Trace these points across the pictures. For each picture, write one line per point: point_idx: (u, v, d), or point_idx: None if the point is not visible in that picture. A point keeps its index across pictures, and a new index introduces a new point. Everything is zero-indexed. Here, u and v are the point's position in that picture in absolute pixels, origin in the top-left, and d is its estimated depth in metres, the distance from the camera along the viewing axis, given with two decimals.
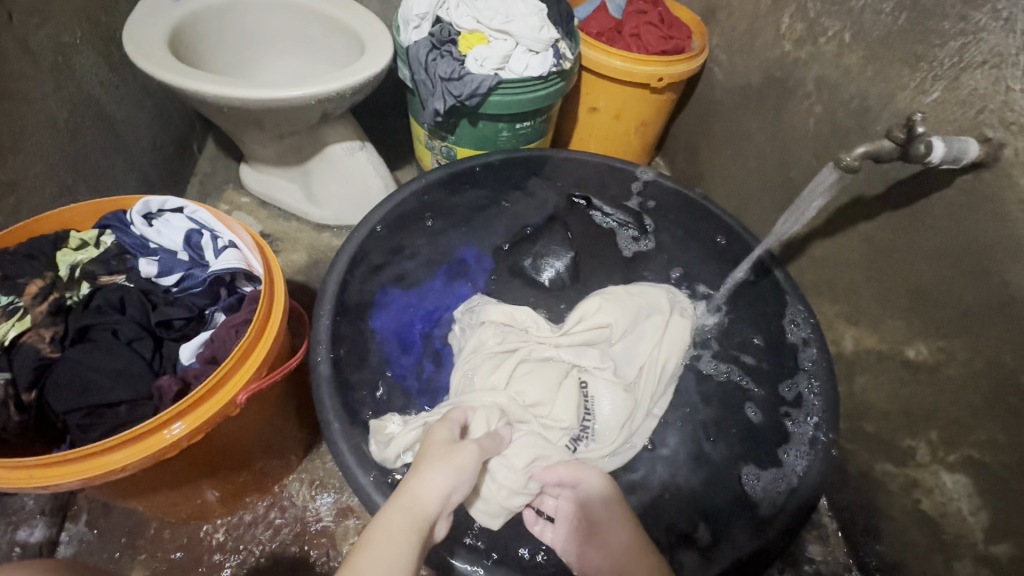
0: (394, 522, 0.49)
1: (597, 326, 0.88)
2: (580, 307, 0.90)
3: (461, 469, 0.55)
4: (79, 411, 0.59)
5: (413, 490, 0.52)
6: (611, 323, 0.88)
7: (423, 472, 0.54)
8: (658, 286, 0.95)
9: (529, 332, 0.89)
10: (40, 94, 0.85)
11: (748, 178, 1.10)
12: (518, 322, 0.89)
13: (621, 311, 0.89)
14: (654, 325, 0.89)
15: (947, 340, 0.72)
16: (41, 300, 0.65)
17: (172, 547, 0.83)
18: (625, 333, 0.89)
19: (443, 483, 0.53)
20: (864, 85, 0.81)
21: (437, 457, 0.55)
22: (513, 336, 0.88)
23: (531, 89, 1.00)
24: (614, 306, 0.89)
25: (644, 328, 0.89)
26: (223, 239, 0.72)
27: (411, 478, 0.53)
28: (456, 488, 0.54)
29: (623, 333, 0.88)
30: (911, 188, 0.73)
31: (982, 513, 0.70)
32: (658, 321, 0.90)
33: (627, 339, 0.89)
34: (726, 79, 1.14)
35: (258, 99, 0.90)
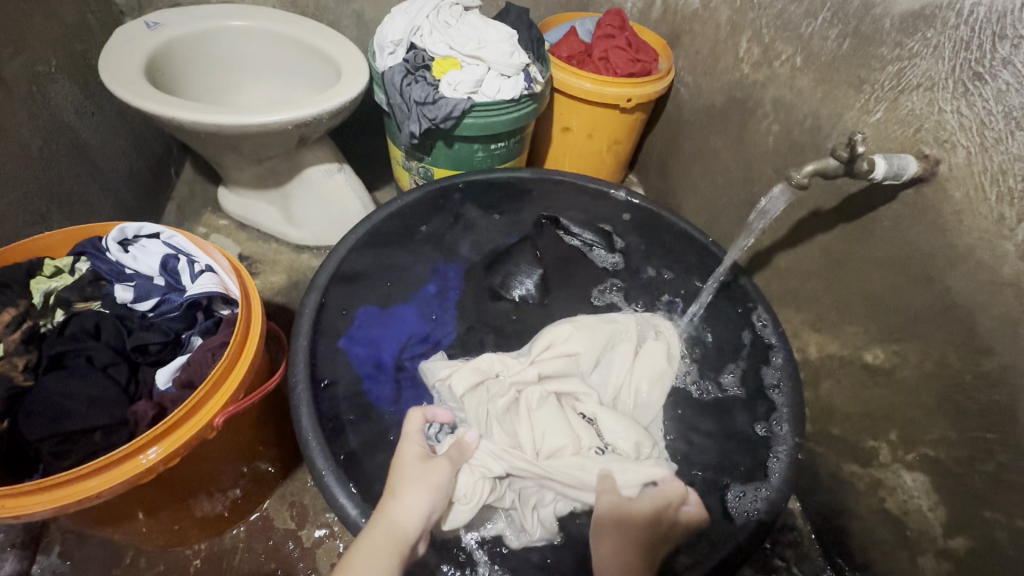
0: (373, 539, 0.54)
1: (566, 356, 0.87)
2: (550, 334, 0.88)
3: (435, 487, 0.59)
4: (51, 440, 0.59)
5: (394, 511, 0.56)
6: (584, 348, 0.87)
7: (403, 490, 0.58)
8: (627, 313, 0.94)
9: (501, 378, 0.84)
10: (14, 123, 0.85)
11: (716, 193, 1.15)
12: (487, 373, 0.83)
13: (591, 340, 0.88)
14: (626, 346, 0.88)
15: (900, 344, 0.75)
16: (13, 329, 0.65)
17: (148, 574, 0.82)
18: (597, 359, 0.88)
19: (422, 504, 0.58)
20: (815, 105, 0.86)
21: (413, 477, 0.59)
22: (494, 389, 0.81)
23: (504, 111, 1.04)
24: (583, 333, 0.88)
25: (614, 354, 0.88)
26: (200, 263, 0.73)
27: (391, 498, 0.57)
28: (435, 505, 0.58)
29: (595, 361, 0.87)
30: (861, 201, 0.78)
31: (940, 509, 0.72)
32: (627, 348, 0.88)
33: (604, 366, 0.88)
34: (692, 100, 1.20)
35: (235, 124, 0.92)
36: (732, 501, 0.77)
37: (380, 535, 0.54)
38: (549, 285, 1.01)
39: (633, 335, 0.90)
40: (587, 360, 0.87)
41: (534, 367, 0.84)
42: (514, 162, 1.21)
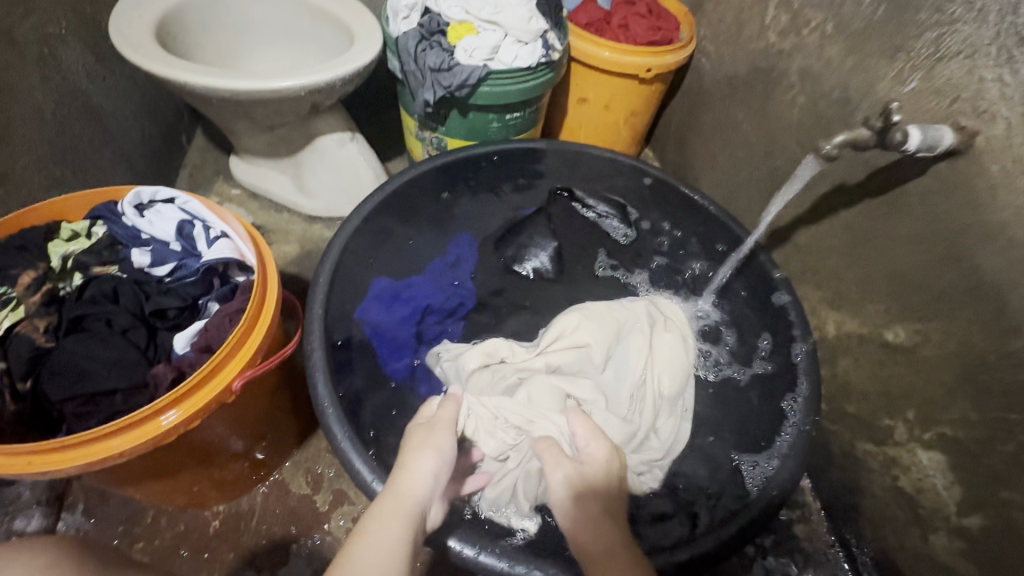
0: (386, 507, 0.51)
1: (577, 347, 0.85)
2: (560, 323, 0.87)
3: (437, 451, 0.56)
4: (74, 400, 0.60)
5: (402, 482, 0.54)
6: (595, 341, 0.85)
7: (412, 458, 0.55)
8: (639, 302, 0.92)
9: (508, 363, 0.84)
10: (26, 85, 0.84)
11: (736, 167, 1.12)
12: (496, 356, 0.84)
13: (601, 330, 0.86)
14: (638, 346, 0.85)
15: (923, 323, 0.74)
16: (34, 291, 0.66)
17: (169, 533, 0.84)
18: (608, 354, 0.85)
19: (427, 468, 0.55)
20: (845, 76, 0.83)
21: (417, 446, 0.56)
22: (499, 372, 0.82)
23: (521, 80, 1.01)
24: (594, 323, 0.87)
25: (625, 347, 0.86)
26: (216, 229, 0.72)
27: (399, 469, 0.55)
28: (441, 473, 0.56)
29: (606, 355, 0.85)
30: (890, 175, 0.76)
31: (955, 488, 0.72)
32: (640, 340, 0.86)
33: (615, 362, 0.85)
34: (713, 70, 1.15)
35: (247, 89, 0.90)
36: (740, 467, 0.81)
37: (388, 504, 0.52)
38: (563, 258, 1.02)
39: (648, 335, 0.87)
40: (597, 353, 0.84)
41: (543, 359, 0.84)
42: (528, 133, 1.18)
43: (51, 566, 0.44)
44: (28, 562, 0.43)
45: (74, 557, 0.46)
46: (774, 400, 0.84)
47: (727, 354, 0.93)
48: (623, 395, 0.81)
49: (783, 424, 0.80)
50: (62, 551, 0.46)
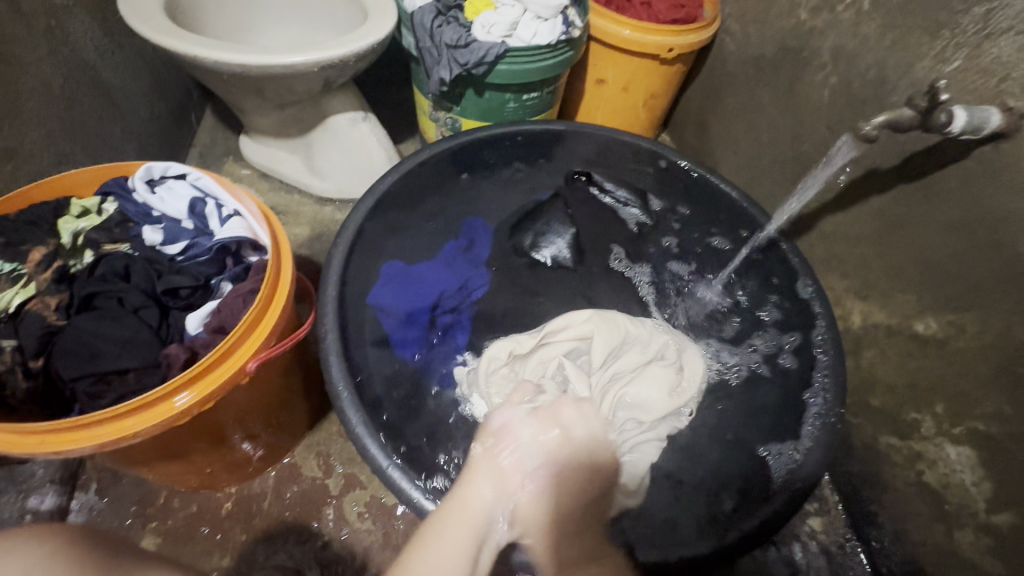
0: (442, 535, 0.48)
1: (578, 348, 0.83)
2: (568, 316, 0.85)
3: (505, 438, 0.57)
4: (87, 378, 0.59)
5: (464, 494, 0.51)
6: (600, 339, 0.82)
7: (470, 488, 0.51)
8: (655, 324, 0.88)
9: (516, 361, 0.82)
10: (34, 58, 0.82)
11: (760, 152, 1.08)
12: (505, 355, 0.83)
13: (608, 334, 0.82)
14: (637, 352, 0.82)
15: (958, 314, 0.71)
16: (45, 268, 0.65)
17: (181, 514, 0.84)
18: (609, 355, 0.82)
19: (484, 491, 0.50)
20: (882, 55, 0.79)
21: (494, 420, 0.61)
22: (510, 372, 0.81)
23: (540, 58, 0.98)
24: (603, 325, 0.83)
25: (621, 358, 0.82)
26: (228, 207, 0.71)
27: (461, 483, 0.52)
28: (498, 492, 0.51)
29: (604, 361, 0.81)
30: (928, 159, 0.72)
31: (985, 484, 0.70)
32: (638, 354, 0.82)
33: (615, 365, 0.82)
34: (737, 50, 1.11)
35: (258, 64, 0.88)
36: (767, 459, 0.78)
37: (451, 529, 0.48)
38: (582, 246, 0.99)
39: (648, 343, 0.84)
40: (599, 351, 0.81)
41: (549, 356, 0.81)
42: (545, 114, 1.15)
43: (51, 557, 0.42)
44: (26, 554, 0.42)
45: (76, 546, 0.45)
46: (799, 392, 0.81)
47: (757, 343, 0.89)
48: (617, 401, 0.78)
49: (805, 417, 0.79)
50: (63, 540, 0.44)
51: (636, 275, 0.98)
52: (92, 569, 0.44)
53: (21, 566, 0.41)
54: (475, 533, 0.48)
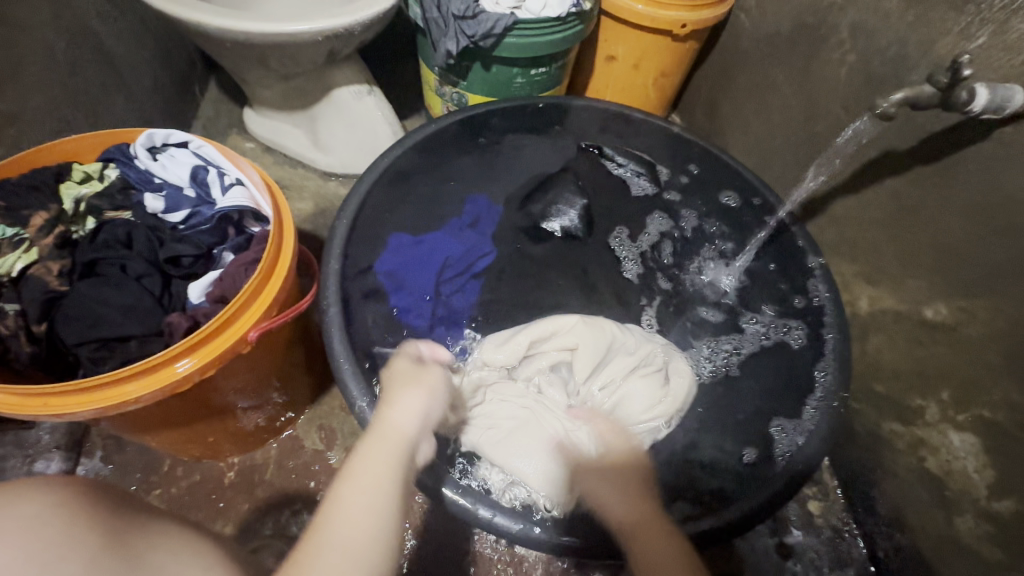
0: (375, 444, 0.52)
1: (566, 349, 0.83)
2: (556, 321, 0.84)
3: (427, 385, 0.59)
4: (89, 344, 0.59)
5: (387, 420, 0.55)
6: (586, 348, 0.82)
7: (397, 397, 0.57)
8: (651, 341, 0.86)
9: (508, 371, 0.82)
10: (37, 22, 0.81)
11: (771, 133, 1.06)
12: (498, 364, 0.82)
13: (594, 339, 0.82)
14: (627, 363, 0.82)
15: (969, 300, 0.70)
16: (47, 234, 0.65)
17: (186, 482, 0.85)
18: (596, 365, 0.82)
19: (417, 405, 0.57)
20: (903, 31, 0.76)
21: (406, 382, 0.59)
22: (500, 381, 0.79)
23: (549, 31, 0.95)
24: (590, 331, 0.83)
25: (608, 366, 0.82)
26: (230, 176, 0.70)
27: (387, 406, 0.56)
28: (430, 411, 0.58)
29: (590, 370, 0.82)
30: (947, 140, 0.70)
31: (988, 471, 0.70)
32: (624, 362, 0.82)
33: (602, 375, 0.82)
34: (752, 27, 1.08)
35: (261, 32, 0.86)
36: (777, 435, 0.78)
37: (375, 443, 0.53)
38: (592, 217, 1.00)
39: (636, 351, 0.84)
40: (585, 362, 0.81)
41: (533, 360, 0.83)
42: (553, 90, 1.13)
43: (64, 503, 0.42)
44: (39, 500, 0.41)
45: (86, 495, 0.44)
46: (804, 379, 0.80)
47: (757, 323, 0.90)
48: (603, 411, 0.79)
49: (811, 396, 0.77)
50: (69, 493, 0.43)
51: (625, 250, 0.99)
52: (105, 516, 0.44)
53: (29, 515, 0.39)
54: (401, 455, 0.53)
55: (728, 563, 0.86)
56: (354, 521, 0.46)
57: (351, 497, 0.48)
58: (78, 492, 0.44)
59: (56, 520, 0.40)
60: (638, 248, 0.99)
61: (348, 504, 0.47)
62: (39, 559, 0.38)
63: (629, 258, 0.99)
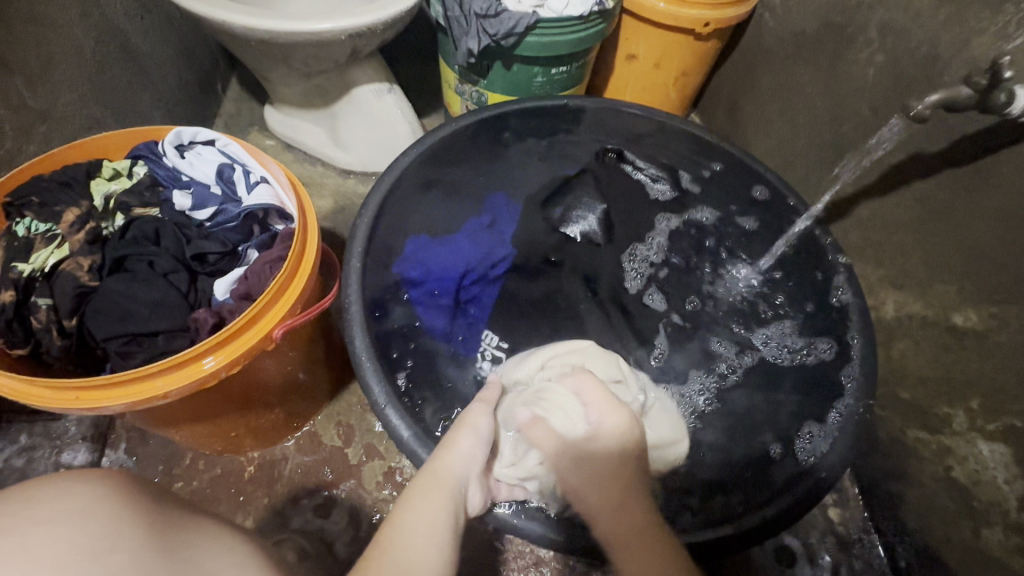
0: (428, 480, 0.55)
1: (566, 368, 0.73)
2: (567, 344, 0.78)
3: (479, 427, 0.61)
4: (119, 339, 0.61)
5: (442, 460, 0.58)
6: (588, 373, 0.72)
7: (453, 437, 0.60)
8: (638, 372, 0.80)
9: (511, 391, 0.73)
10: (66, 21, 0.82)
11: (794, 134, 1.04)
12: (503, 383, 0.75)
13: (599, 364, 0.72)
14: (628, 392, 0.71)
15: (1001, 307, 0.69)
16: (77, 230, 0.65)
17: (207, 475, 0.86)
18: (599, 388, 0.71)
19: (467, 448, 0.59)
20: (936, 31, 0.75)
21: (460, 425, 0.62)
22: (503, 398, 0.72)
23: (571, 30, 0.95)
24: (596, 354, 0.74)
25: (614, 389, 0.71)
26: (256, 174, 0.71)
27: (443, 448, 0.59)
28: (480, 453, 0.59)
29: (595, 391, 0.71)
30: (981, 143, 0.68)
31: (1019, 482, 0.68)
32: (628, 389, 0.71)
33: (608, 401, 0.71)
34: (776, 27, 1.06)
35: (286, 31, 0.86)
36: (799, 442, 0.76)
37: (431, 481, 0.55)
38: (612, 223, 0.98)
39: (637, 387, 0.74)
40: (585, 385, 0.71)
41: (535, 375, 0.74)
42: (573, 89, 1.12)
43: (110, 498, 0.42)
44: (88, 493, 0.41)
45: (128, 491, 0.44)
46: (828, 385, 0.79)
47: (784, 329, 0.88)
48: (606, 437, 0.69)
49: (835, 402, 0.77)
50: (118, 486, 0.44)
51: (645, 251, 0.97)
52: (147, 512, 0.44)
53: (82, 504, 0.40)
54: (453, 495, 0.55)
55: (746, 568, 0.85)
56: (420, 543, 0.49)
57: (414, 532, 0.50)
58: (125, 488, 0.45)
59: (102, 514, 0.40)
60: (658, 254, 0.97)
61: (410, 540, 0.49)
62: (91, 549, 0.38)
63: (649, 258, 0.97)
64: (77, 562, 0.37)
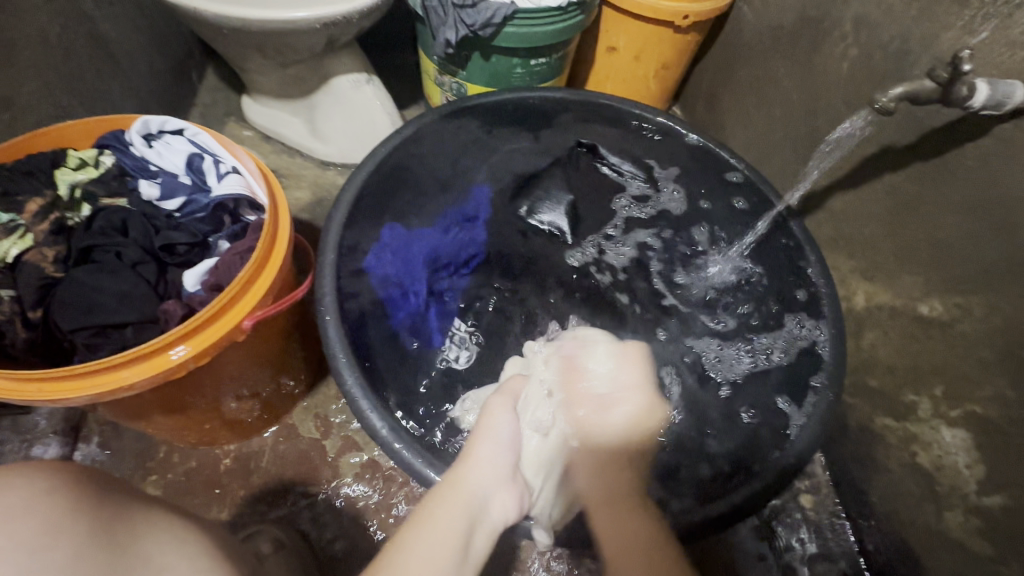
0: (447, 495, 0.56)
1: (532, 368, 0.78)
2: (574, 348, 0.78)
3: (495, 437, 0.64)
4: (85, 330, 0.60)
5: (463, 469, 0.60)
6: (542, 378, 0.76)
7: (474, 447, 0.63)
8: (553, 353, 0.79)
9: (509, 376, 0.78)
10: (29, 5, 0.80)
11: (772, 127, 1.05)
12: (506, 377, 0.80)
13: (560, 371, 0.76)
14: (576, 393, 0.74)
15: (964, 296, 0.70)
16: (41, 219, 0.65)
17: (182, 469, 0.86)
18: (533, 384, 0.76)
19: (490, 454, 0.62)
20: (907, 25, 0.76)
21: (481, 434, 0.65)
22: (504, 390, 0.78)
23: (549, 21, 0.94)
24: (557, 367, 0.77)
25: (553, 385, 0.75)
26: (226, 164, 0.69)
27: (465, 455, 0.62)
28: (499, 456, 0.63)
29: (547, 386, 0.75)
30: (947, 135, 0.70)
31: (979, 467, 0.70)
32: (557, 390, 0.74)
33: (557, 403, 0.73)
34: (755, 20, 1.07)
35: (259, 19, 0.85)
36: (787, 408, 0.79)
37: (445, 490, 0.57)
38: (577, 213, 1.01)
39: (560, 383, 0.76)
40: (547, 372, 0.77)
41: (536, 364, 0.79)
42: (553, 81, 1.12)
43: (58, 491, 0.42)
44: (26, 487, 0.42)
45: (75, 484, 0.45)
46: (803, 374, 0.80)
47: (737, 327, 0.92)
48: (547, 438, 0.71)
49: (814, 380, 0.77)
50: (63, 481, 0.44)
51: (603, 236, 1.01)
52: (95, 508, 0.44)
53: (21, 500, 0.40)
54: (468, 511, 0.56)
55: (718, 553, 0.87)
56: (422, 563, 0.49)
57: (423, 542, 0.51)
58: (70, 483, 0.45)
59: (42, 507, 0.41)
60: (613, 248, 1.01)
61: (420, 544, 0.51)
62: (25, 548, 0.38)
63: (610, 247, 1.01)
64: (12, 559, 0.37)
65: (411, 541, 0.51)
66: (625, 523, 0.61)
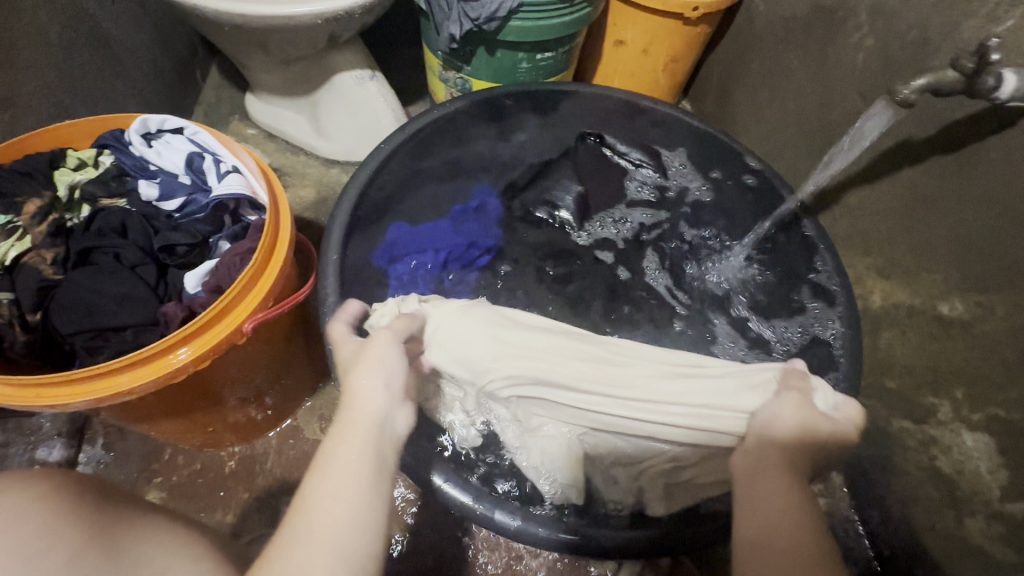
0: (346, 434, 0.46)
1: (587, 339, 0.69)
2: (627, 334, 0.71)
3: (385, 356, 0.52)
4: (85, 333, 0.59)
5: (351, 395, 0.50)
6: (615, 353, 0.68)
7: (358, 375, 0.51)
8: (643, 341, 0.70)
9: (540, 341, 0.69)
10: (29, 3, 0.79)
11: (785, 120, 1.02)
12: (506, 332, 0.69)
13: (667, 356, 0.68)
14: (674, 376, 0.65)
15: (987, 295, 0.68)
16: (40, 221, 0.64)
17: (186, 471, 0.85)
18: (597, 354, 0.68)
19: (380, 377, 0.51)
20: (927, 13, 0.73)
21: (360, 358, 0.52)
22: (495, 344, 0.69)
23: (555, 14, 0.92)
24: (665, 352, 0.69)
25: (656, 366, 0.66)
26: (226, 163, 0.68)
27: (347, 387, 0.50)
28: (396, 377, 0.51)
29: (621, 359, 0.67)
30: (971, 128, 0.67)
31: (1002, 472, 0.69)
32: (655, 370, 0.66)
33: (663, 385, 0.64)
34: (767, 11, 1.04)
35: (259, 15, 0.83)
36: None
37: (342, 428, 0.47)
38: (589, 203, 0.98)
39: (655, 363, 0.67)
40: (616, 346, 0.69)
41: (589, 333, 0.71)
42: (559, 76, 1.10)
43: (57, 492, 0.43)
44: (23, 492, 0.42)
45: (74, 487, 0.45)
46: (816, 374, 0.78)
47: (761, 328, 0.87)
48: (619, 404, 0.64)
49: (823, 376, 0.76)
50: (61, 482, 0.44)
51: (612, 226, 0.98)
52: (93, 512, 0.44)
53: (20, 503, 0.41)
54: (376, 438, 0.47)
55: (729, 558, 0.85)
56: (330, 513, 0.42)
57: (329, 497, 0.43)
58: (68, 484, 0.45)
59: (41, 510, 0.41)
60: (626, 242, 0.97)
61: (326, 491, 0.43)
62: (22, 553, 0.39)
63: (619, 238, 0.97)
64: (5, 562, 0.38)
65: (315, 493, 0.43)
66: (782, 497, 0.47)
